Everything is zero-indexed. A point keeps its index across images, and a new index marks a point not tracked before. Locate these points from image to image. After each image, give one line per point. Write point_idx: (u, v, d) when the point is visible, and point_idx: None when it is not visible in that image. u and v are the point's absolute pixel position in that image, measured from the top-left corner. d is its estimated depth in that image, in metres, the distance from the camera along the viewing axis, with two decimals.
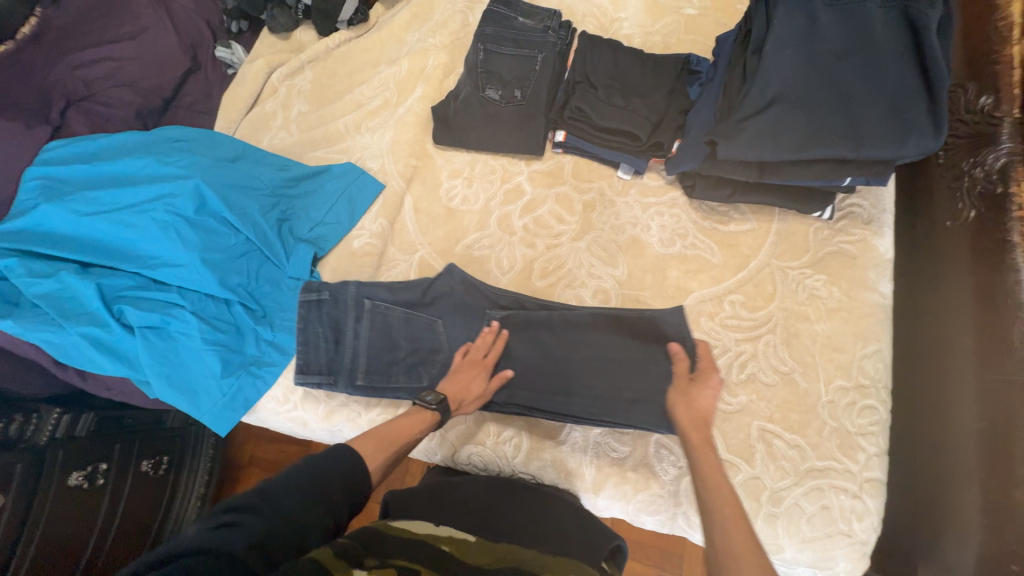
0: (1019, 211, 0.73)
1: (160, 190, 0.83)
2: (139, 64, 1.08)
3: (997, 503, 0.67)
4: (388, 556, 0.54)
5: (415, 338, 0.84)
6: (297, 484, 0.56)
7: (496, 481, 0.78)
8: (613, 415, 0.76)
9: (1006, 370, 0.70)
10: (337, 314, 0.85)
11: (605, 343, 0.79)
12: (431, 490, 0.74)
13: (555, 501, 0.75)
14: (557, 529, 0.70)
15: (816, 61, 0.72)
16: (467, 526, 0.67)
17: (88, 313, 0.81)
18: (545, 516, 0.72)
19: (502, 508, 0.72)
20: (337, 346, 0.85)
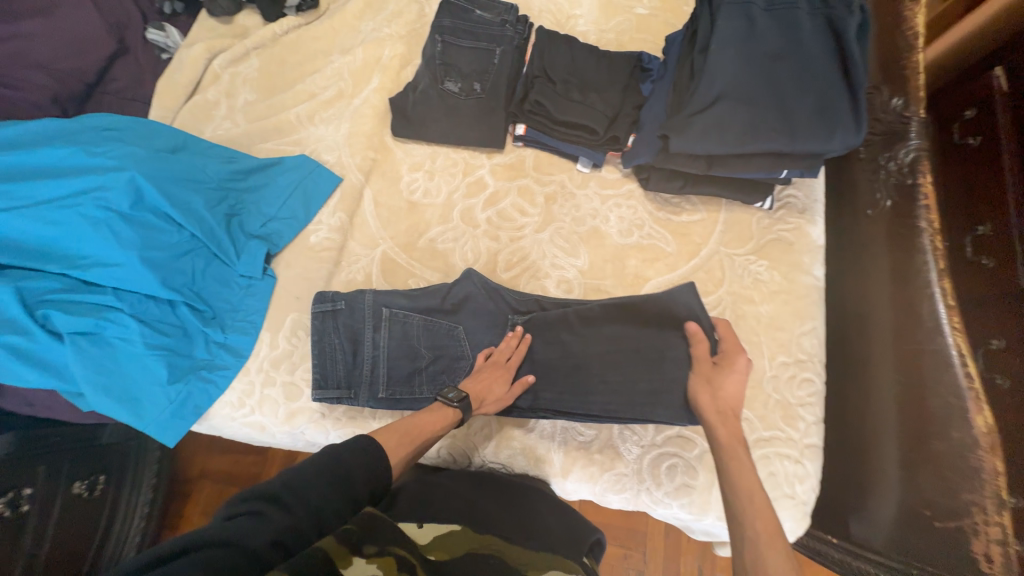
0: (926, 200, 0.83)
1: (87, 182, 0.75)
2: (53, 44, 0.97)
3: (913, 458, 0.77)
4: (386, 541, 0.53)
5: (437, 347, 0.84)
6: (314, 478, 0.57)
7: (467, 481, 0.78)
8: (629, 411, 0.77)
9: (916, 339, 0.80)
10: (354, 324, 0.84)
11: (620, 335, 0.81)
12: (414, 490, 0.73)
13: (531, 495, 0.78)
14: (533, 517, 0.72)
15: (755, 61, 0.77)
16: (449, 515, 0.67)
17: (5, 320, 0.72)
18: (521, 507, 0.74)
19: (477, 500, 0.73)
20: (356, 358, 0.84)
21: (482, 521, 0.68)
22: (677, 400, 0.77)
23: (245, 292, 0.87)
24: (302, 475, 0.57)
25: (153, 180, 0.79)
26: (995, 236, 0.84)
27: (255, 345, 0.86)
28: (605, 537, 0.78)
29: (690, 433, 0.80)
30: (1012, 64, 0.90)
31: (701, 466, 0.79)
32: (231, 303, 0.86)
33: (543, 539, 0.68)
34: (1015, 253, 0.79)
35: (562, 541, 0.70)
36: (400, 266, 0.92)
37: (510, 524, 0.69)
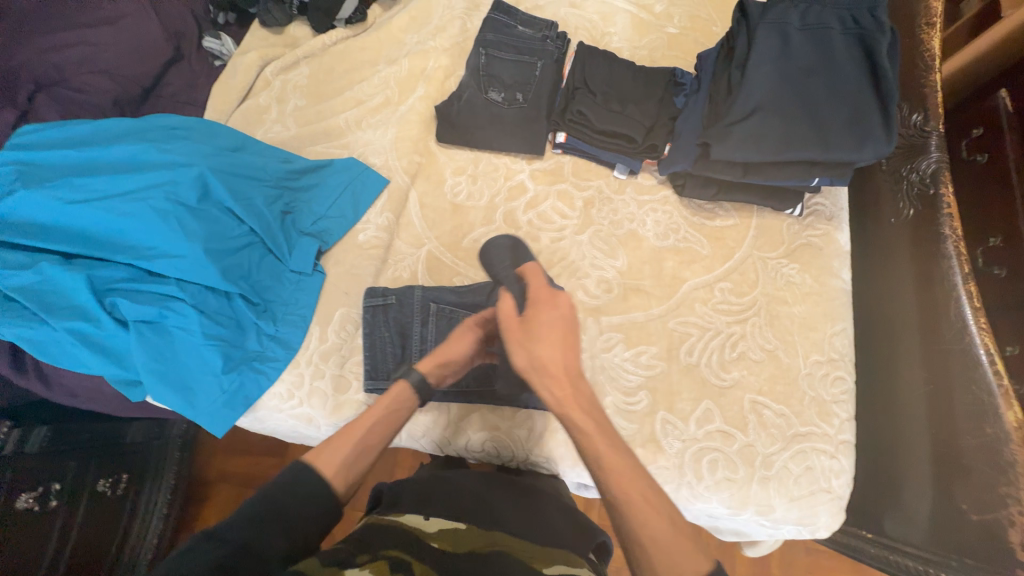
0: (949, 209, 0.88)
1: (157, 176, 0.78)
2: (117, 50, 1.03)
3: (945, 454, 0.80)
4: (378, 549, 0.57)
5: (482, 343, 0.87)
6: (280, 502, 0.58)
7: (473, 475, 0.79)
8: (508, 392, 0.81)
9: (944, 340, 0.83)
10: (404, 318, 0.88)
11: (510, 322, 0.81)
12: (424, 483, 0.75)
13: (541, 496, 0.77)
14: (540, 513, 0.72)
15: (790, 76, 0.82)
16: (456, 510, 0.69)
17: (72, 306, 0.75)
18: (528, 504, 0.74)
19: (488, 495, 0.74)
20: (405, 351, 0.87)
21: (489, 517, 0.68)
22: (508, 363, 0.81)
23: (295, 287, 0.89)
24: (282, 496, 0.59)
25: (219, 176, 0.82)
26: (1005, 247, 0.89)
27: (305, 339, 0.87)
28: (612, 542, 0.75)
29: (730, 429, 0.83)
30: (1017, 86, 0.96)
31: (740, 461, 0.81)
32: (282, 297, 0.88)
33: (549, 537, 0.66)
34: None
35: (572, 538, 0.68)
36: (445, 264, 0.95)
37: (516, 518, 0.69)
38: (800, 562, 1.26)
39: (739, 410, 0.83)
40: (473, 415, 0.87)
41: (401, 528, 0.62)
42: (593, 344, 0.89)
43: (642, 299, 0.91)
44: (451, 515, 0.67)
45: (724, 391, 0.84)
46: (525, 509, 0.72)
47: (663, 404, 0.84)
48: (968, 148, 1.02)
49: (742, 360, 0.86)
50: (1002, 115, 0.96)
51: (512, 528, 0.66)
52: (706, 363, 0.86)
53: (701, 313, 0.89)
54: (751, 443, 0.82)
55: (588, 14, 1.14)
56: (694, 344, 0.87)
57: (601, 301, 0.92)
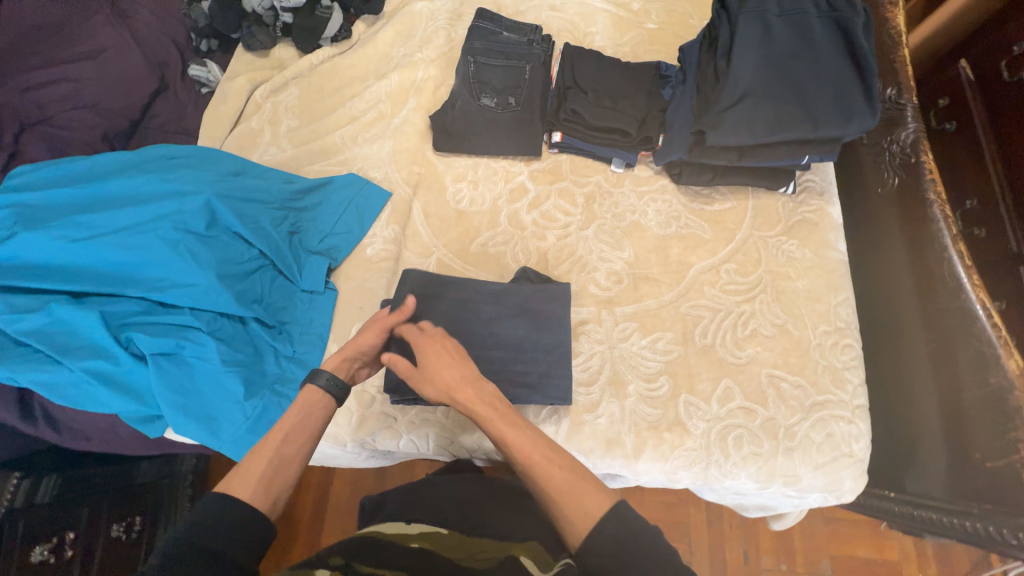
0: (931, 175, 0.92)
1: (162, 207, 0.78)
2: (100, 85, 1.02)
3: (952, 407, 0.84)
4: (356, 561, 0.55)
5: (494, 340, 0.86)
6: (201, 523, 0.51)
7: (461, 481, 0.79)
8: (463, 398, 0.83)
9: (941, 299, 0.87)
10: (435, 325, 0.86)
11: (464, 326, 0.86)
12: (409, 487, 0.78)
13: (525, 498, 0.76)
14: (525, 515, 0.71)
15: (773, 61, 0.86)
16: (440, 516, 0.68)
17: (88, 346, 0.74)
18: (513, 507, 0.73)
19: (472, 501, 0.73)
20: None
21: (473, 522, 0.68)
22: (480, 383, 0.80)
23: (309, 306, 0.89)
24: (248, 511, 0.54)
25: (225, 202, 0.82)
26: (981, 208, 0.97)
27: (323, 357, 0.86)
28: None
29: (751, 404, 0.85)
30: (974, 56, 1.05)
31: (764, 434, 0.84)
32: (297, 317, 0.88)
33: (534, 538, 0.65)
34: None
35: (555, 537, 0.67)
36: (456, 270, 0.96)
37: (499, 522, 0.68)
38: (821, 532, 1.29)
39: (757, 385, 0.86)
40: None
41: (381, 535, 0.60)
42: (610, 335, 0.90)
43: (652, 287, 0.93)
44: (434, 521, 0.67)
45: (742, 368, 0.87)
46: (505, 510, 0.72)
47: (684, 387, 0.86)
48: (936, 117, 1.11)
49: (755, 337, 0.89)
50: (964, 84, 1.05)
51: (496, 533, 0.66)
52: (721, 344, 0.89)
53: (711, 296, 0.92)
54: (773, 417, 0.84)
55: (569, 16, 1.17)
56: (707, 326, 0.90)
57: (613, 292, 0.94)
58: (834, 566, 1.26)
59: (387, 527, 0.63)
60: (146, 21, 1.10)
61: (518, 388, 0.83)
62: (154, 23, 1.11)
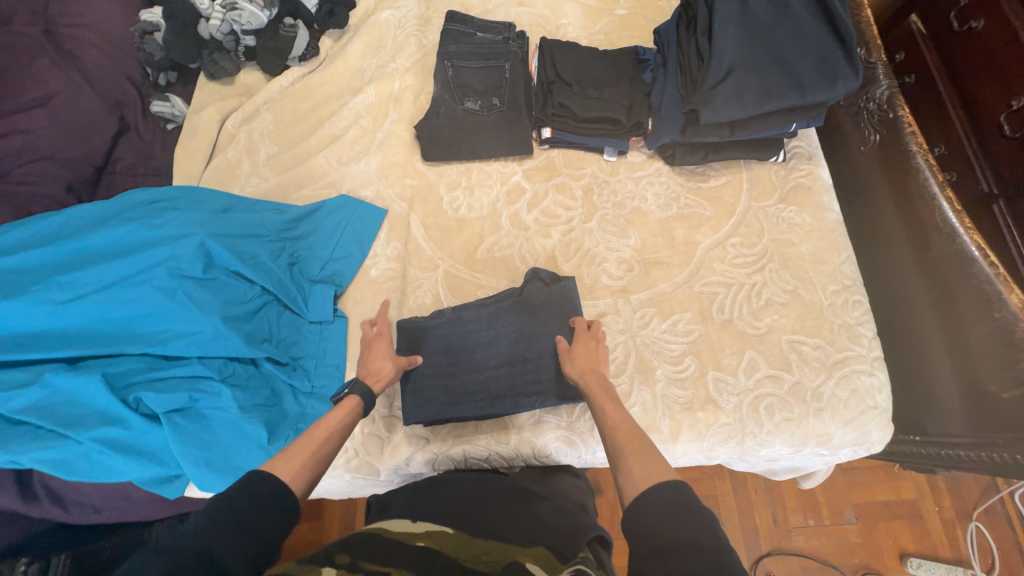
0: (910, 128, 0.95)
1: (153, 255, 0.73)
2: (57, 133, 0.94)
3: (958, 346, 0.87)
4: (359, 560, 0.55)
5: (501, 355, 0.85)
6: (219, 521, 0.50)
7: (471, 480, 0.78)
8: (494, 407, 0.82)
9: (936, 246, 0.90)
10: (456, 341, 0.86)
11: (496, 335, 0.86)
12: (415, 488, 0.77)
13: (538, 500, 0.73)
14: (530, 518, 0.68)
15: (752, 35, 0.88)
16: (444, 517, 0.67)
17: (94, 414, 0.69)
18: (518, 509, 0.70)
19: (476, 500, 0.72)
20: (456, 374, 0.85)
21: (477, 521, 0.67)
22: (521, 391, 0.82)
23: (320, 337, 0.85)
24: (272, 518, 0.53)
25: (220, 241, 0.78)
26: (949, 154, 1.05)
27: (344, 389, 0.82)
28: (609, 535, 0.66)
29: (776, 371, 0.86)
30: (923, 9, 1.14)
31: (793, 399, 0.85)
32: (309, 350, 0.84)
33: (538, 541, 0.62)
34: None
35: (560, 539, 0.62)
36: (466, 280, 0.93)
37: (502, 522, 0.66)
38: (841, 483, 1.33)
39: (780, 352, 0.87)
40: (530, 420, 0.85)
41: (387, 533, 0.61)
42: (630, 323, 0.90)
43: (664, 271, 0.94)
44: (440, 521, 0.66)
45: (762, 338, 0.88)
46: (509, 510, 0.70)
47: (711, 363, 0.87)
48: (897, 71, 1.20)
49: (770, 305, 0.90)
50: (919, 38, 1.14)
51: (502, 534, 0.64)
52: (739, 317, 0.90)
53: (722, 271, 0.93)
54: (799, 380, 0.86)
55: (538, 9, 1.15)
56: (723, 301, 0.91)
57: (625, 281, 0.93)
58: (859, 514, 1.30)
59: (393, 524, 0.64)
60: (95, 60, 1.02)
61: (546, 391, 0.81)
62: (106, 62, 1.03)
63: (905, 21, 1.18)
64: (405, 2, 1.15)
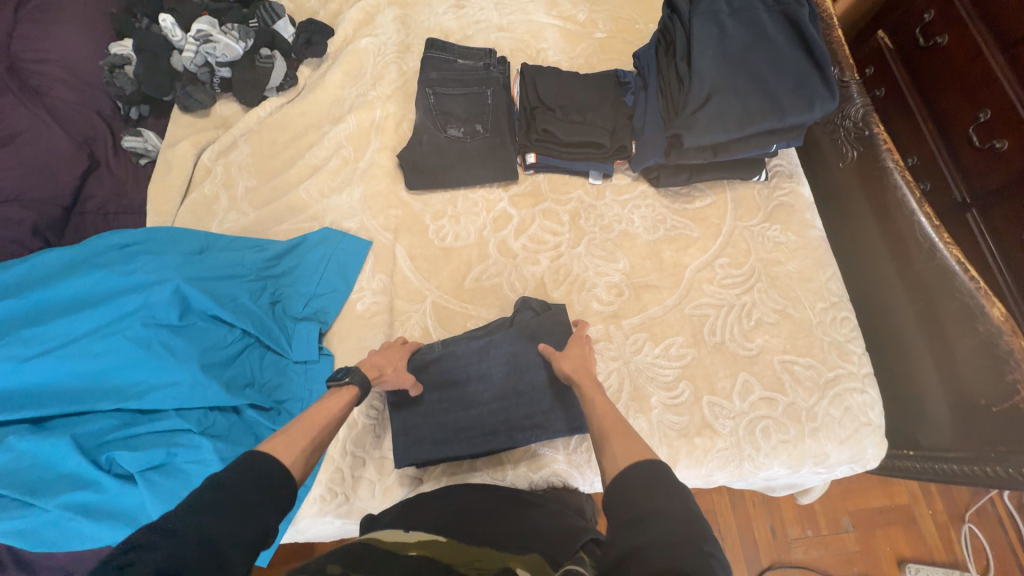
0: (885, 145, 0.97)
1: (126, 304, 0.71)
2: (22, 173, 0.89)
3: (944, 360, 0.87)
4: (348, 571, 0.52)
5: (493, 387, 0.83)
6: (210, 504, 0.48)
7: (460, 489, 0.76)
8: (491, 444, 0.80)
9: (918, 260, 0.91)
10: (453, 374, 0.84)
11: (491, 367, 0.84)
12: (406, 505, 0.73)
13: (528, 506, 0.73)
14: (526, 525, 0.67)
15: (731, 58, 0.89)
16: (438, 525, 0.65)
17: (62, 478, 0.65)
18: (512, 514, 0.70)
19: (470, 509, 0.70)
20: (450, 410, 0.83)
21: (470, 528, 0.65)
22: (518, 423, 0.81)
23: (304, 378, 0.82)
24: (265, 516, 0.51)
25: (197, 286, 0.77)
26: (922, 164, 1.10)
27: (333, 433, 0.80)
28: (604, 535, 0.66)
29: (770, 393, 0.86)
30: (890, 26, 1.20)
31: (788, 420, 0.85)
32: (294, 393, 0.81)
33: (533, 548, 0.61)
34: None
35: (555, 545, 0.62)
36: (455, 311, 0.91)
37: (496, 530, 0.65)
38: (836, 491, 1.33)
39: (773, 373, 0.87)
40: (527, 454, 0.82)
41: (377, 544, 0.58)
42: (623, 349, 0.89)
43: (654, 294, 0.93)
44: (434, 530, 0.64)
45: (754, 359, 0.88)
46: (501, 517, 0.69)
47: (705, 388, 0.86)
48: (867, 85, 1.26)
49: (761, 326, 0.90)
50: (886, 53, 1.20)
51: (497, 541, 0.62)
52: (731, 338, 0.89)
53: (711, 292, 0.93)
54: (793, 401, 0.86)
55: (518, 35, 1.16)
56: (714, 324, 0.91)
57: (616, 306, 0.93)
58: (855, 522, 1.30)
59: (385, 535, 0.61)
60: (62, 96, 0.99)
61: (541, 425, 0.80)
62: (73, 98, 1.00)
63: (872, 38, 1.25)
64: (385, 30, 1.14)
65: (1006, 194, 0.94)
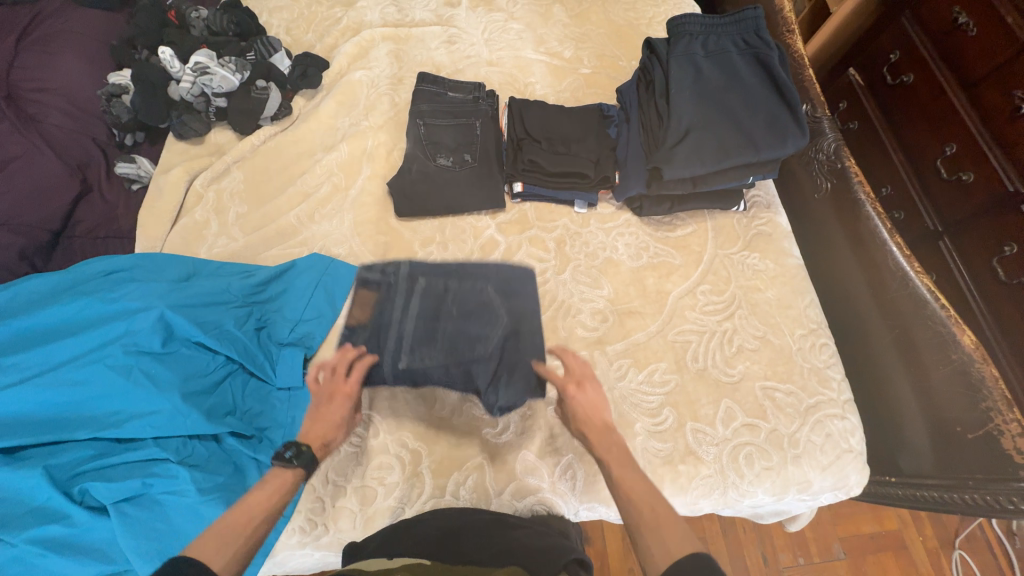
0: (856, 177, 1.02)
1: (109, 331, 0.73)
2: (14, 198, 0.91)
3: (920, 386, 0.89)
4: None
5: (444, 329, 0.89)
6: None
7: (444, 515, 0.74)
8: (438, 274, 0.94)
9: (891, 288, 0.94)
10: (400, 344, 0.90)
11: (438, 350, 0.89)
12: (390, 532, 0.71)
13: (513, 528, 0.71)
14: (508, 544, 0.66)
15: (708, 96, 0.93)
16: (421, 553, 0.64)
17: (33, 510, 0.64)
18: (495, 537, 0.68)
19: (454, 530, 0.69)
20: (404, 313, 0.90)
21: (454, 553, 0.63)
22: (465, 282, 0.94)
23: (287, 405, 0.82)
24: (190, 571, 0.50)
25: (181, 313, 0.77)
26: (896, 193, 1.14)
27: None
28: (588, 557, 0.65)
29: (753, 420, 0.87)
30: (860, 64, 1.27)
31: (772, 447, 0.85)
32: (276, 420, 0.81)
33: (512, 563, 0.61)
34: (986, 157, 0.95)
35: (538, 562, 0.62)
36: None
37: (480, 552, 0.63)
38: (826, 516, 1.32)
39: (755, 400, 0.88)
40: (512, 481, 0.82)
41: (361, 570, 0.56)
42: (608, 375, 0.90)
43: (638, 320, 0.95)
44: (417, 557, 0.63)
45: (736, 386, 0.89)
46: (486, 541, 0.67)
47: (689, 415, 0.87)
48: (840, 117, 1.31)
49: (742, 352, 0.92)
50: (857, 89, 1.26)
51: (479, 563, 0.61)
52: (713, 365, 0.91)
53: (694, 319, 0.95)
54: (775, 428, 0.87)
55: (507, 69, 1.20)
56: (696, 350, 0.92)
57: (601, 331, 0.94)
58: (846, 548, 1.29)
59: (368, 564, 0.59)
60: (59, 123, 1.01)
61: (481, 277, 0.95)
62: (70, 125, 1.02)
63: (843, 74, 1.31)
64: (378, 63, 1.19)
65: (975, 222, 0.98)
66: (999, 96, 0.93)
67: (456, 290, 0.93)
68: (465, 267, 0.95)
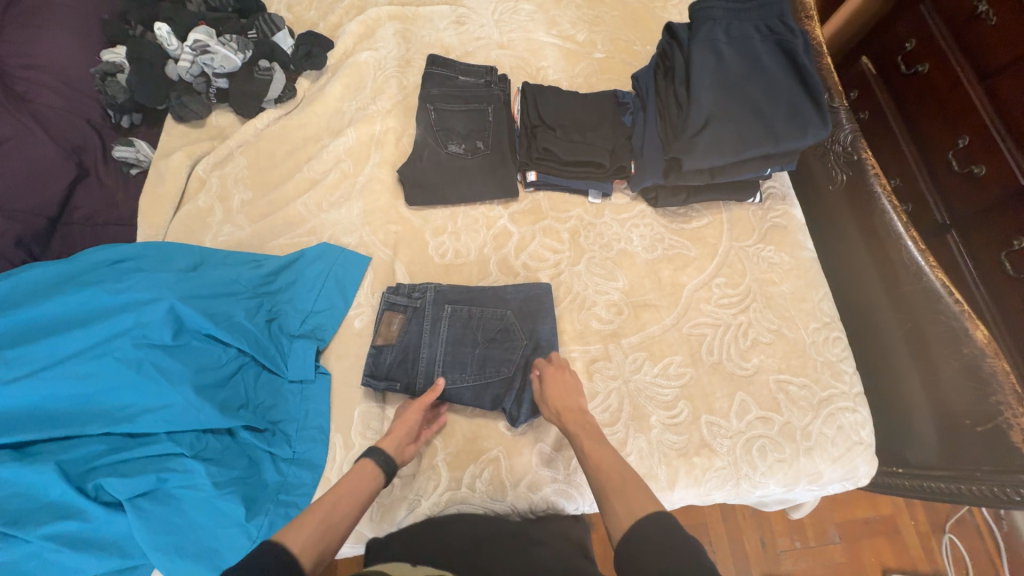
0: (873, 170, 1.02)
1: (118, 324, 0.70)
2: (7, 182, 0.86)
3: (931, 379, 0.90)
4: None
5: (468, 352, 0.86)
6: None
7: (465, 526, 0.74)
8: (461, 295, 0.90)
9: (904, 282, 0.94)
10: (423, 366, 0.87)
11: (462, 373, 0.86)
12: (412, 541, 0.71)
13: (534, 544, 0.72)
14: (531, 563, 0.66)
15: (729, 85, 0.91)
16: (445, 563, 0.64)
17: (47, 506, 0.63)
18: (518, 555, 0.68)
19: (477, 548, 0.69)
20: (430, 334, 0.86)
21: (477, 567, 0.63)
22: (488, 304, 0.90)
23: (301, 398, 0.81)
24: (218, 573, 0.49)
25: (192, 305, 0.75)
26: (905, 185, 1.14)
27: (328, 453, 0.79)
28: None
29: (767, 412, 0.87)
30: (874, 53, 1.25)
31: (784, 439, 0.86)
32: (290, 413, 0.80)
33: None
34: (1000, 151, 0.94)
35: None
36: None
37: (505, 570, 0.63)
38: (823, 503, 1.35)
39: (769, 393, 0.89)
40: (527, 473, 0.82)
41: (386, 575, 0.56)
42: (623, 369, 0.90)
43: (653, 313, 0.94)
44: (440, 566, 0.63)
45: (751, 379, 0.90)
46: (509, 560, 0.67)
47: (704, 407, 0.87)
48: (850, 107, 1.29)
49: (757, 345, 0.92)
50: (869, 78, 1.25)
51: None
52: (728, 358, 0.91)
53: (709, 312, 0.94)
54: (788, 421, 0.87)
55: (518, 52, 1.17)
56: (711, 342, 0.92)
57: (616, 324, 0.93)
58: (841, 533, 1.33)
59: (391, 566, 0.59)
60: (50, 102, 0.95)
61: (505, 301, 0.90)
62: (61, 104, 0.96)
63: (856, 62, 1.29)
64: (385, 44, 1.14)
65: (987, 216, 0.97)
66: (1015, 88, 0.92)
67: (481, 313, 0.89)
68: (491, 289, 0.91)
